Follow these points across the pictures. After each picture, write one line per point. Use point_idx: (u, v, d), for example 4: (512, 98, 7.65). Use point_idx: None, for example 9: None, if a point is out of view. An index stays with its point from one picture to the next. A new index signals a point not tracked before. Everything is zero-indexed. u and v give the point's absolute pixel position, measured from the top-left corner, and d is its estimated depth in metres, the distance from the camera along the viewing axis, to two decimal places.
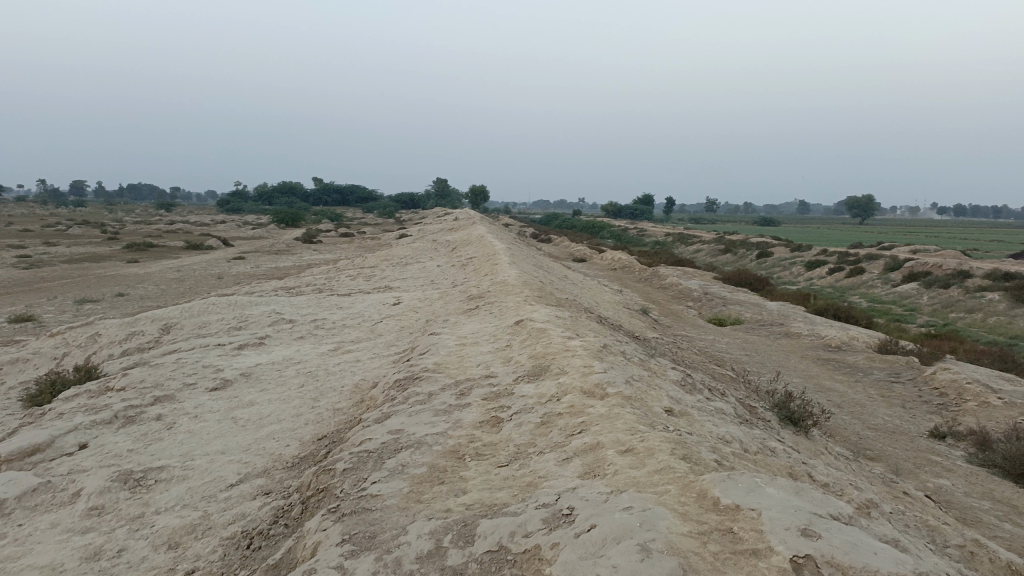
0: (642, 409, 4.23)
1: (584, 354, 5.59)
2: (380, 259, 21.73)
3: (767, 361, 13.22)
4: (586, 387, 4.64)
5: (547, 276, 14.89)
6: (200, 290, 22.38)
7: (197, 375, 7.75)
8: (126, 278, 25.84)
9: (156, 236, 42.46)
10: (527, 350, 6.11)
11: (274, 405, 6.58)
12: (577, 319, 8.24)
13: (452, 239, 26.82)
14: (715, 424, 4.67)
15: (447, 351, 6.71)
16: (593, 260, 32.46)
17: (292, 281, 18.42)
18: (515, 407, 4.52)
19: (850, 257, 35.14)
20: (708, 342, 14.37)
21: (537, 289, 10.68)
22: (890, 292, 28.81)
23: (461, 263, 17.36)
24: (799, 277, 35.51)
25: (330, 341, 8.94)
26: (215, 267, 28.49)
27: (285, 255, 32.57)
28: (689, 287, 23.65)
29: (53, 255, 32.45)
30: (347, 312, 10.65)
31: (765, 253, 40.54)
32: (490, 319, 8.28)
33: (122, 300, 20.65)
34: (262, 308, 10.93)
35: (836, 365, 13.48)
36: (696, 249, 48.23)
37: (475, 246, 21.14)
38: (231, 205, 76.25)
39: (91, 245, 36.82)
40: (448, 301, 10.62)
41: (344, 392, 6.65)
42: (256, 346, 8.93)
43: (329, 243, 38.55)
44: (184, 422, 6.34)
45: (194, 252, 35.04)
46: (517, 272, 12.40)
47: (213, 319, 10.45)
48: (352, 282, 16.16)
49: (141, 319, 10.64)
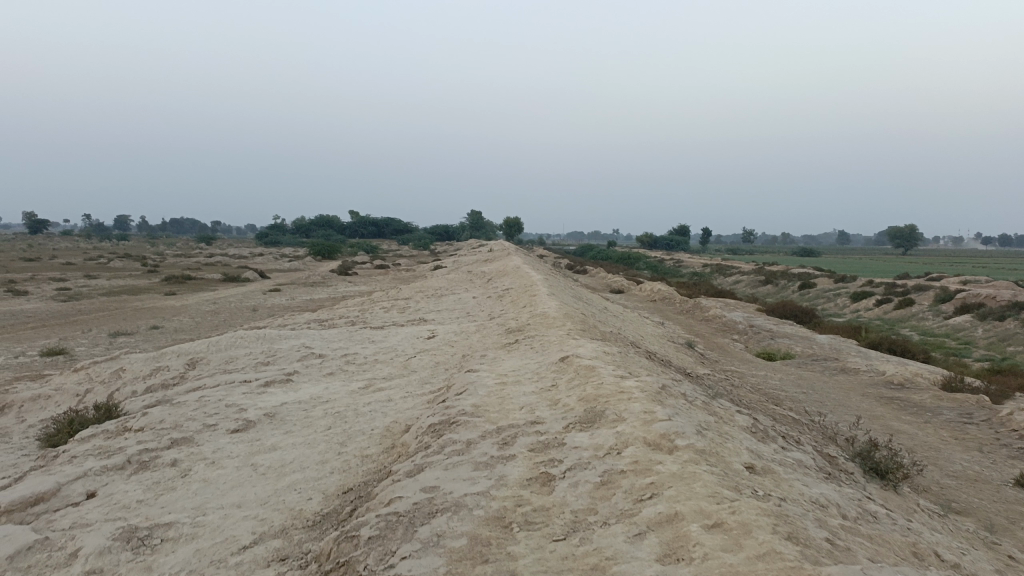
0: (721, 469, 3.58)
1: (643, 398, 4.94)
2: (414, 291, 21.30)
3: (825, 399, 12.36)
4: (650, 438, 3.99)
5: (588, 309, 14.22)
6: (234, 323, 22.13)
7: (219, 415, 7.24)
8: (163, 310, 25.79)
9: (195, 269, 42.85)
10: (577, 391, 5.47)
11: (297, 450, 6.00)
12: (627, 356, 7.56)
13: (487, 270, 26.36)
14: (803, 483, 3.99)
15: (486, 391, 6.09)
16: (632, 291, 31.69)
17: (325, 314, 18.04)
18: (568, 461, 3.89)
19: (897, 288, 33.85)
20: (760, 379, 13.53)
21: (579, 322, 10.05)
22: (942, 325, 27.53)
23: (496, 295, 16.82)
24: (844, 308, 34.27)
25: (360, 378, 8.38)
26: (250, 299, 28.35)
27: (320, 287, 32.44)
28: (733, 320, 22.76)
29: (92, 288, 32.67)
30: (379, 346, 10.11)
31: (807, 284, 39.34)
32: (531, 355, 7.64)
33: (156, 332, 20.47)
34: (291, 341, 10.45)
35: (899, 404, 12.54)
36: (735, 280, 47.14)
37: (512, 278, 20.58)
38: (270, 239, 77.09)
39: (131, 278, 37.15)
40: (485, 335, 10.03)
41: (373, 436, 6.06)
42: (282, 383, 8.41)
43: (365, 275, 38.37)
44: (200, 469, 5.80)
45: (231, 284, 35.10)
46: (558, 304, 11.77)
47: (240, 353, 10.00)
48: (385, 315, 15.68)
49: (166, 353, 10.23)
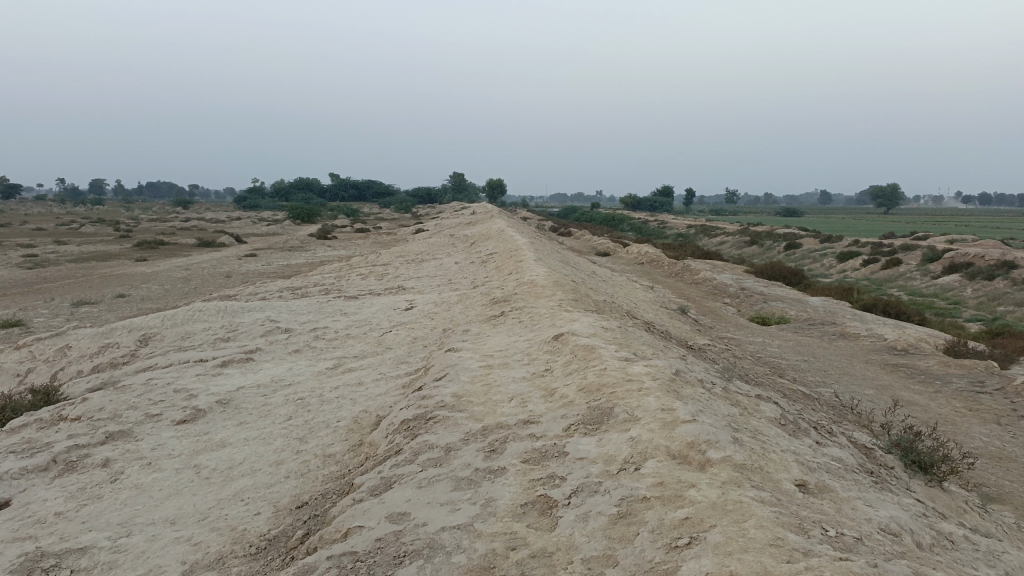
0: (773, 497, 2.78)
1: (660, 391, 4.14)
2: (394, 256, 20.41)
3: (828, 368, 11.66)
4: (675, 449, 3.19)
5: (578, 275, 13.35)
6: (205, 290, 21.08)
7: (165, 403, 6.36)
8: (132, 277, 24.65)
9: (170, 234, 41.42)
10: (576, 379, 4.65)
11: (248, 448, 5.14)
12: (627, 331, 6.73)
13: (470, 233, 25.45)
14: (864, 502, 3.21)
15: (469, 377, 5.25)
16: (618, 254, 30.87)
17: (299, 281, 17.08)
18: (574, 481, 3.07)
19: (884, 248, 33.29)
20: (759, 347, 12.79)
21: (570, 290, 9.22)
22: (930, 284, 27.01)
23: (480, 261, 15.88)
24: (830, 268, 33.70)
25: (329, 357, 7.51)
26: (224, 265, 27.23)
27: (297, 251, 31.33)
28: (724, 283, 22.03)
29: (60, 254, 31.33)
30: (352, 318, 9.23)
31: (794, 244, 38.73)
32: (519, 331, 6.80)
33: (122, 301, 19.41)
34: (255, 313, 9.53)
35: (905, 373, 11.85)
36: (720, 241, 46.46)
37: (495, 242, 19.65)
38: (249, 202, 75.31)
39: (103, 243, 35.83)
40: (467, 306, 9.18)
41: (338, 430, 5.22)
42: (242, 363, 7.54)
43: (344, 239, 37.29)
44: (133, 473, 4.93)
45: (205, 249, 33.87)
46: (547, 270, 10.89)
47: (198, 328, 9.09)
48: (361, 282, 14.74)
49: (117, 329, 9.29)
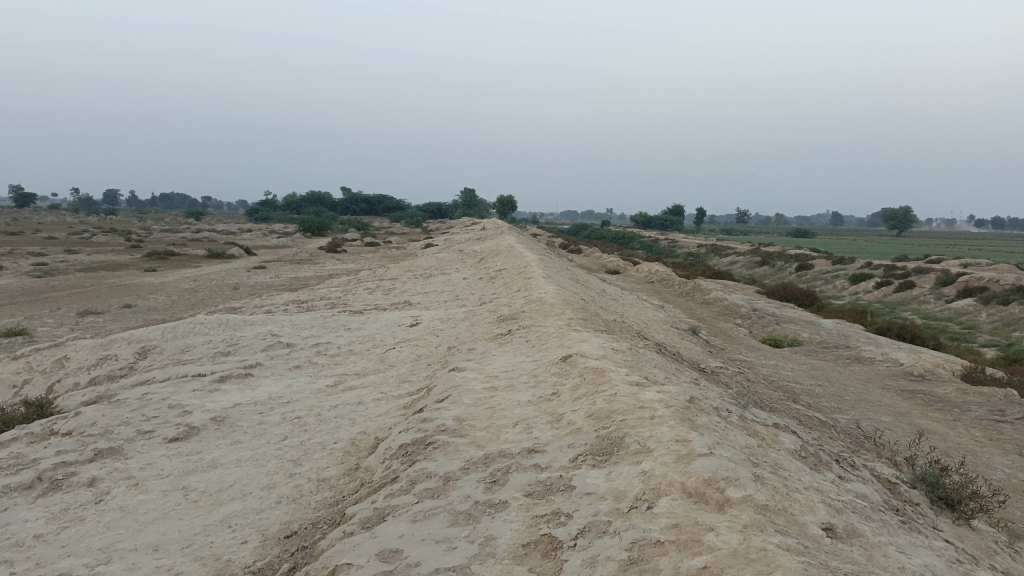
0: (799, 543, 2.54)
1: (674, 420, 3.90)
2: (402, 270, 20.25)
3: (843, 393, 11.35)
4: (690, 486, 2.95)
5: (587, 293, 13.12)
6: (212, 302, 20.95)
7: (158, 419, 6.14)
8: (140, 287, 24.59)
9: (180, 245, 41.45)
10: (585, 404, 4.41)
11: (241, 469, 4.92)
12: (638, 353, 6.50)
13: (479, 249, 25.28)
14: (896, 548, 2.96)
15: (473, 399, 5.01)
16: (628, 272, 30.61)
17: (305, 294, 16.92)
18: (581, 519, 2.83)
19: (897, 271, 32.90)
20: (772, 370, 12.49)
21: (579, 309, 9.00)
22: (944, 308, 26.61)
23: (488, 277, 15.66)
24: (842, 291, 33.34)
25: (330, 374, 7.29)
26: (233, 277, 27.14)
27: (305, 264, 31.22)
28: (735, 303, 21.73)
29: (70, 263, 31.35)
30: (355, 334, 9.03)
31: (805, 266, 38.38)
32: (526, 351, 6.56)
33: (128, 312, 19.29)
34: (257, 327, 9.33)
35: (922, 400, 11.52)
36: (731, 261, 46.14)
37: (504, 258, 19.48)
38: (260, 214, 75.57)
39: (113, 253, 35.81)
40: (473, 323, 8.97)
41: (335, 452, 4.99)
42: (241, 378, 7.34)
43: (353, 253, 37.19)
44: (119, 494, 4.71)
45: (215, 261, 33.84)
46: (556, 288, 10.66)
47: (199, 341, 8.90)
48: (368, 296, 14.55)
49: (117, 341, 9.11)
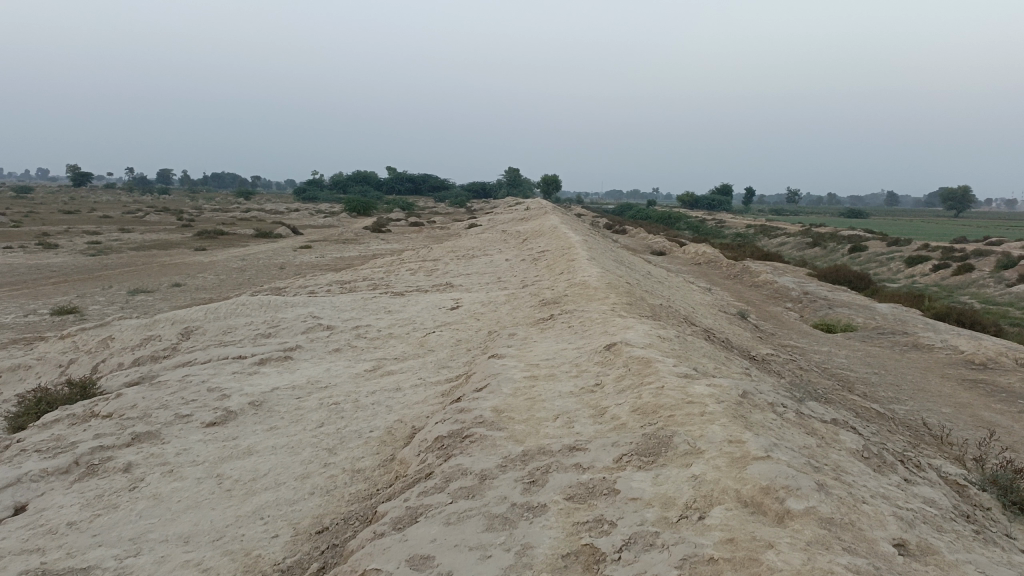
0: (868, 565, 2.28)
1: (726, 418, 3.63)
2: (445, 251, 20.14)
3: (900, 382, 10.87)
4: (746, 495, 2.70)
5: (632, 276, 12.79)
6: (258, 281, 21.16)
7: (197, 403, 6.11)
8: (189, 266, 24.98)
9: (229, 224, 42.14)
10: (630, 398, 4.17)
11: (275, 457, 4.82)
12: (686, 341, 6.21)
13: (522, 229, 25.04)
14: (975, 566, 2.67)
15: (512, 389, 4.81)
16: (674, 253, 30.05)
17: (349, 275, 16.93)
18: (626, 530, 2.61)
19: (956, 253, 31.67)
20: (824, 357, 12.02)
21: (624, 293, 8.71)
22: (1006, 293, 25.49)
23: (531, 259, 15.43)
24: (897, 273, 32.24)
25: (369, 358, 7.17)
26: (279, 256, 27.41)
27: (350, 244, 31.39)
28: (785, 286, 21.12)
29: (123, 242, 32.02)
30: (395, 317, 8.91)
31: (858, 247, 37.23)
32: (568, 338, 6.33)
33: (176, 290, 19.59)
34: (298, 308, 9.27)
35: (985, 390, 10.94)
36: (781, 242, 45.06)
37: (548, 239, 19.22)
38: (308, 194, 76.39)
39: (165, 232, 36.50)
40: (515, 307, 8.76)
41: (370, 441, 4.85)
42: (280, 361, 7.27)
43: (398, 232, 37.28)
44: (153, 481, 4.65)
45: (262, 240, 34.27)
46: (600, 271, 10.38)
47: (240, 322, 8.89)
48: (410, 277, 14.47)
49: (160, 321, 9.16)
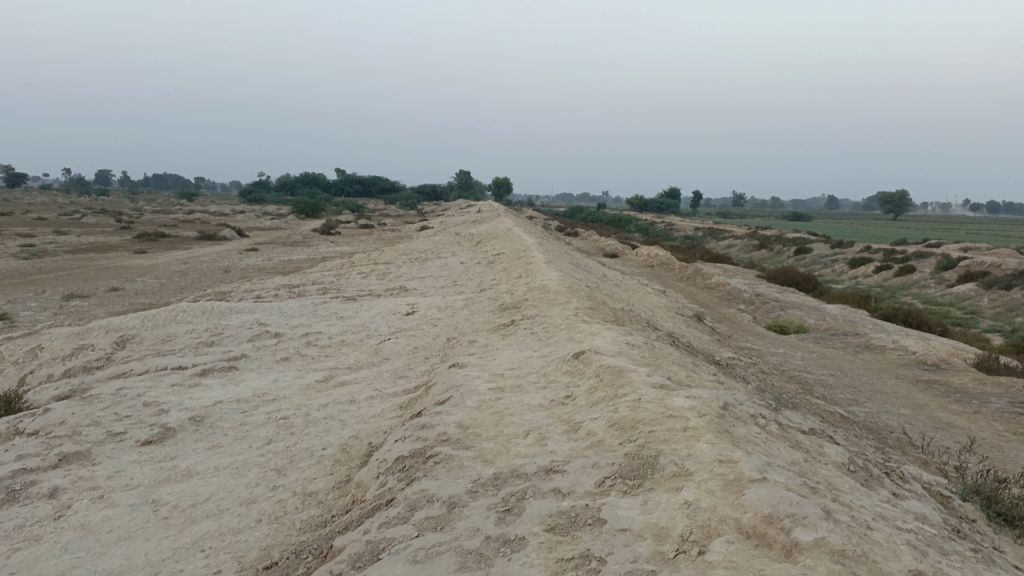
0: None
1: (711, 434, 3.39)
2: (397, 253, 19.70)
3: (856, 384, 10.88)
4: (749, 526, 2.45)
5: (589, 279, 12.61)
6: (202, 285, 20.37)
7: (131, 419, 5.63)
8: (129, 270, 23.96)
9: (171, 226, 40.78)
10: (605, 412, 3.89)
11: (219, 479, 4.41)
12: (654, 347, 5.98)
13: (475, 232, 24.73)
14: None
15: (477, 403, 4.50)
16: (627, 255, 30.08)
17: (297, 278, 16.37)
18: (616, 570, 2.31)
19: (897, 255, 32.44)
20: (781, 359, 11.99)
21: (585, 296, 8.48)
22: (946, 293, 26.16)
23: (486, 262, 15.12)
24: (841, 275, 32.89)
25: (319, 368, 6.77)
26: (224, 259, 26.54)
27: (299, 246, 30.62)
28: (737, 288, 21.25)
29: (59, 244, 30.62)
30: (348, 323, 8.50)
31: (803, 249, 37.90)
32: (532, 345, 6.04)
33: (114, 295, 18.71)
34: (243, 314, 8.79)
35: (938, 390, 11.02)
36: (729, 244, 45.66)
37: (502, 242, 18.95)
38: (254, 196, 74.70)
39: (103, 234, 35.12)
40: (473, 312, 8.44)
41: (323, 460, 4.48)
42: (224, 372, 6.82)
43: (348, 235, 36.59)
44: (80, 508, 4.19)
45: (207, 243, 33.21)
46: (559, 274, 10.13)
47: (181, 329, 8.37)
48: (361, 282, 14.00)
49: (94, 329, 8.57)
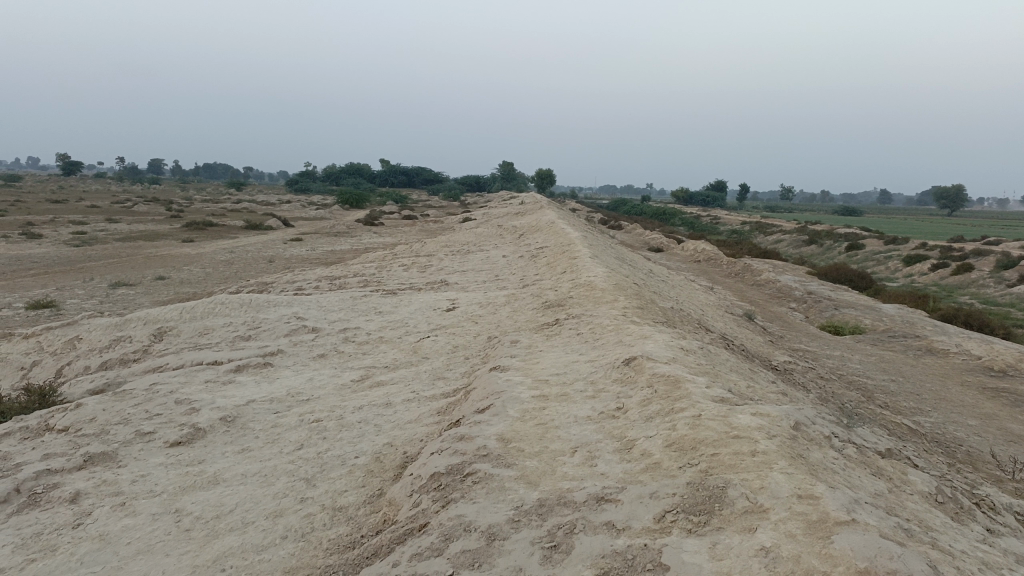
0: None
1: (785, 461, 3.00)
2: (439, 246, 19.46)
3: (919, 391, 10.27)
4: None
5: (635, 275, 12.18)
6: (245, 275, 20.42)
7: (161, 418, 5.44)
8: (176, 258, 24.20)
9: (219, 215, 41.31)
10: (662, 429, 3.52)
11: (246, 488, 4.17)
12: (709, 353, 5.58)
13: (518, 224, 24.36)
14: None
15: (520, 413, 4.16)
16: (673, 249, 29.43)
17: (338, 270, 16.25)
18: None
19: (955, 252, 31.16)
20: (837, 362, 11.41)
21: (633, 295, 8.09)
22: (1007, 293, 24.97)
23: (529, 255, 14.78)
24: (895, 272, 31.73)
25: (356, 366, 6.51)
26: (268, 249, 26.67)
27: (342, 237, 30.64)
28: (788, 286, 20.54)
29: (110, 233, 31.15)
30: (387, 318, 8.24)
31: (855, 245, 36.68)
32: (578, 348, 5.68)
33: (160, 284, 18.85)
34: (282, 307, 8.60)
35: (1007, 399, 10.34)
36: (777, 239, 44.53)
37: (545, 235, 18.59)
38: (300, 185, 75.48)
39: (153, 223, 35.66)
40: (516, 310, 8.11)
41: (355, 471, 4.19)
42: (259, 368, 6.62)
43: (390, 226, 36.59)
44: (101, 516, 3.98)
45: (253, 232, 33.50)
46: (605, 270, 9.73)
47: (219, 322, 8.21)
48: (402, 274, 13.78)
49: (132, 321, 8.47)
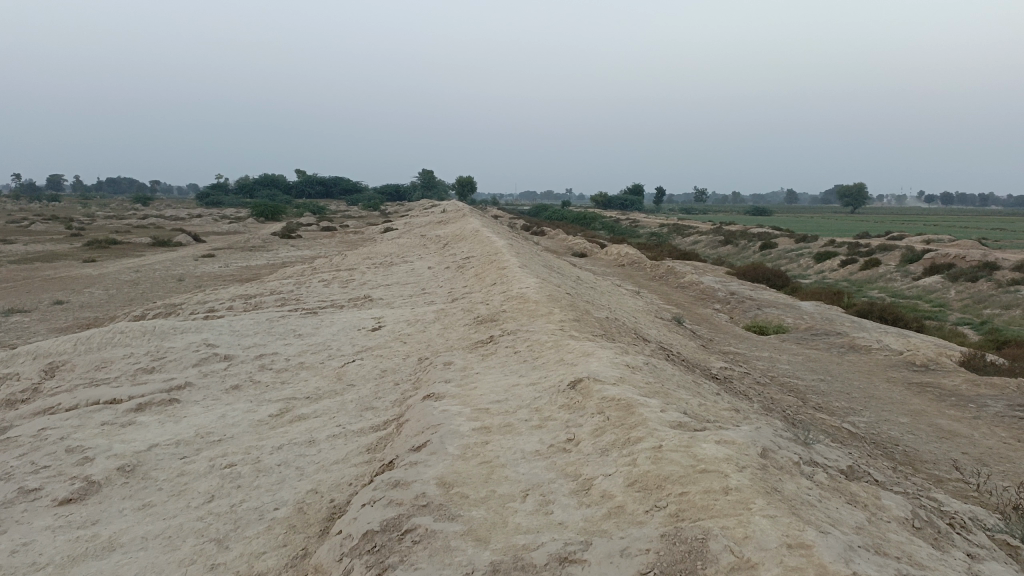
0: None
1: (763, 499, 2.70)
2: (360, 258, 18.80)
3: (848, 390, 10.34)
4: None
5: (565, 283, 11.93)
6: (153, 295, 19.25)
7: (49, 471, 4.78)
8: (76, 280, 22.67)
9: (124, 233, 39.22)
10: (622, 464, 3.18)
11: (148, 553, 3.62)
12: (654, 368, 5.30)
13: (441, 233, 23.88)
14: None
15: (461, 450, 3.75)
16: (596, 254, 29.50)
17: (254, 288, 15.42)
18: None
19: (863, 248, 32.36)
20: (768, 364, 11.41)
21: (567, 306, 7.77)
22: (913, 286, 26.00)
23: (455, 266, 14.37)
24: (808, 269, 32.72)
25: (274, 398, 5.95)
26: (178, 266, 25.34)
27: (258, 252, 29.45)
28: (711, 287, 20.76)
29: (2, 254, 29.03)
30: (308, 341, 7.68)
31: (769, 244, 37.71)
32: (518, 370, 5.31)
33: (58, 309, 17.52)
34: (190, 334, 7.91)
35: (932, 395, 10.51)
36: (695, 240, 45.42)
37: (470, 244, 18.21)
38: (212, 199, 72.72)
39: (51, 243, 33.47)
40: (446, 327, 7.68)
41: (274, 527, 3.69)
42: (165, 405, 5.98)
43: (309, 238, 35.50)
44: None
45: (162, 250, 31.85)
46: (537, 280, 9.41)
47: (119, 353, 7.48)
48: (323, 290, 13.14)
49: (20, 356, 7.63)
